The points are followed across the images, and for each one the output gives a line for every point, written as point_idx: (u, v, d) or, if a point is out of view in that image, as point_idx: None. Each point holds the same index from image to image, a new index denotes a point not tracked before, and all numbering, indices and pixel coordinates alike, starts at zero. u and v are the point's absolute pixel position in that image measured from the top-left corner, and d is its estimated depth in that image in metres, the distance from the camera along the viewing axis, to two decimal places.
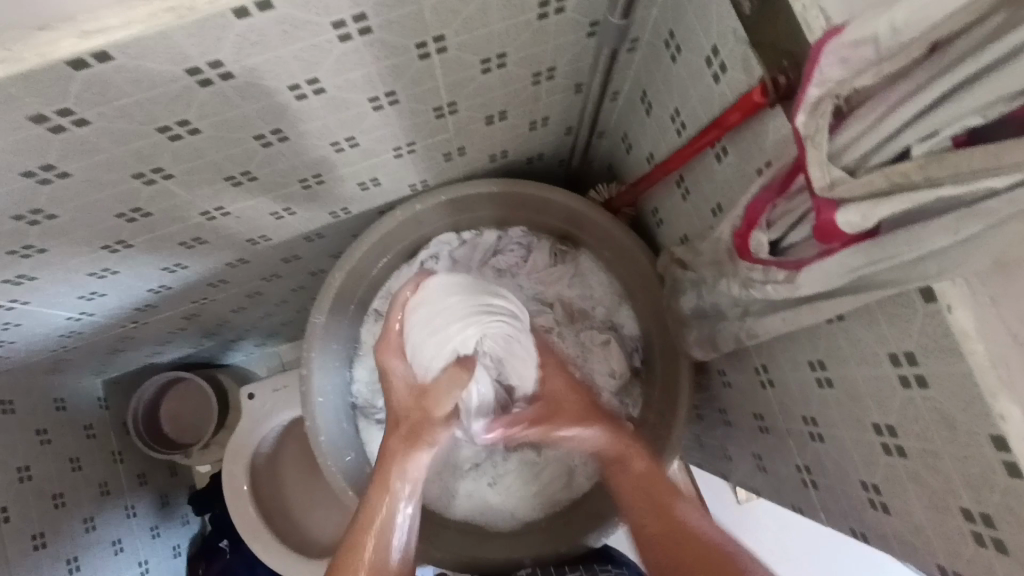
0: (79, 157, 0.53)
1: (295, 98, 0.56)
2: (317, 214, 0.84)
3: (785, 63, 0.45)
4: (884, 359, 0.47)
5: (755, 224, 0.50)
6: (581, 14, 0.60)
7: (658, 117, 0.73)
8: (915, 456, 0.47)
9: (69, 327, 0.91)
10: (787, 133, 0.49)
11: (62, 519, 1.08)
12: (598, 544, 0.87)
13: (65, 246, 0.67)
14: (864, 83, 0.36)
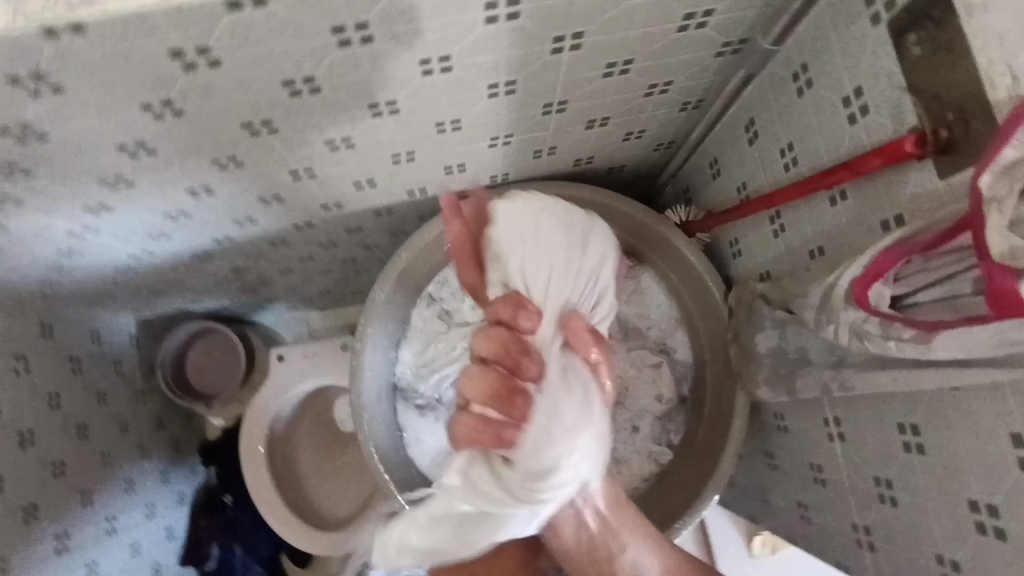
0: (199, 98, 0.52)
1: (421, 72, 0.55)
2: (394, 191, 0.83)
3: (949, 116, 0.43)
4: (1000, 437, 0.45)
5: (881, 276, 0.47)
6: (719, 32, 0.59)
7: (762, 149, 0.70)
8: (1016, 541, 0.45)
9: (126, 262, 0.90)
10: (929, 190, 0.47)
11: (83, 450, 1.08)
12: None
13: (154, 184, 0.67)
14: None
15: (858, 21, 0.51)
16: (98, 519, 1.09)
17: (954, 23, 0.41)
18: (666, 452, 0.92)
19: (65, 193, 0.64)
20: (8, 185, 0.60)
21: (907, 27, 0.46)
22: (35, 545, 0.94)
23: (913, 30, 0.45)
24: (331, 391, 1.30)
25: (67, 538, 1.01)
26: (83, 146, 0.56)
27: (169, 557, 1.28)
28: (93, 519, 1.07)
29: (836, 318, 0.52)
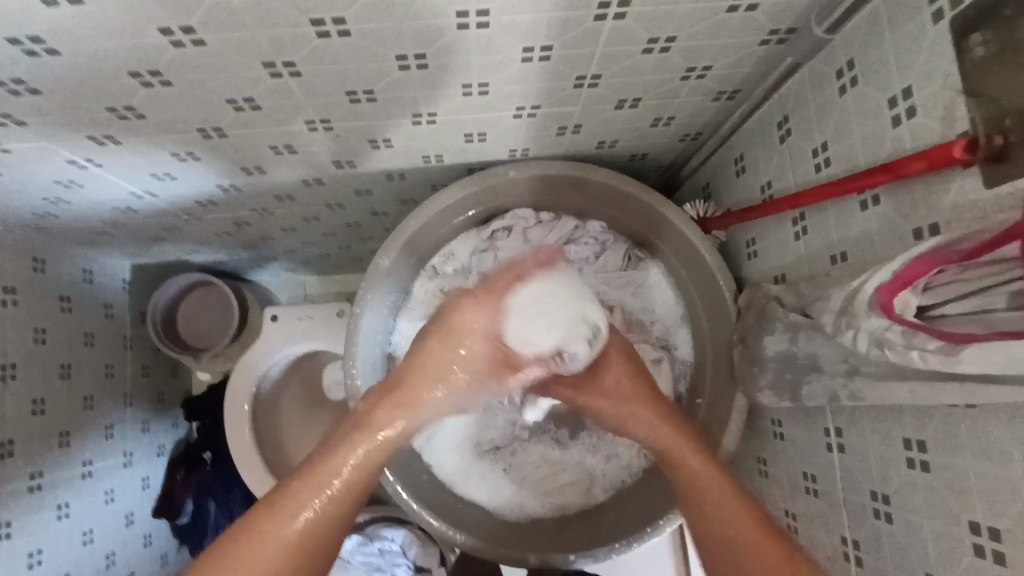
0: (223, 28, 0.50)
1: (457, 25, 0.53)
2: (410, 155, 0.80)
3: (1007, 121, 0.41)
4: (1015, 461, 0.44)
5: (910, 284, 0.46)
6: (769, 19, 0.57)
7: (794, 147, 0.68)
8: (1016, 567, 0.44)
9: (126, 202, 0.87)
10: (974, 201, 0.45)
11: (65, 391, 1.06)
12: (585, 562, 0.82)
13: (164, 120, 0.64)
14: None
15: (918, 18, 0.49)
16: (74, 461, 1.06)
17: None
18: None
19: (69, 118, 0.62)
20: (11, 102, 0.58)
21: (971, 26, 0.44)
22: (7, 481, 0.92)
23: (979, 30, 0.43)
24: (321, 357, 1.27)
25: (41, 476, 0.99)
26: (94, 68, 0.53)
27: (143, 508, 1.25)
28: (68, 461, 1.05)
29: (857, 323, 0.50)
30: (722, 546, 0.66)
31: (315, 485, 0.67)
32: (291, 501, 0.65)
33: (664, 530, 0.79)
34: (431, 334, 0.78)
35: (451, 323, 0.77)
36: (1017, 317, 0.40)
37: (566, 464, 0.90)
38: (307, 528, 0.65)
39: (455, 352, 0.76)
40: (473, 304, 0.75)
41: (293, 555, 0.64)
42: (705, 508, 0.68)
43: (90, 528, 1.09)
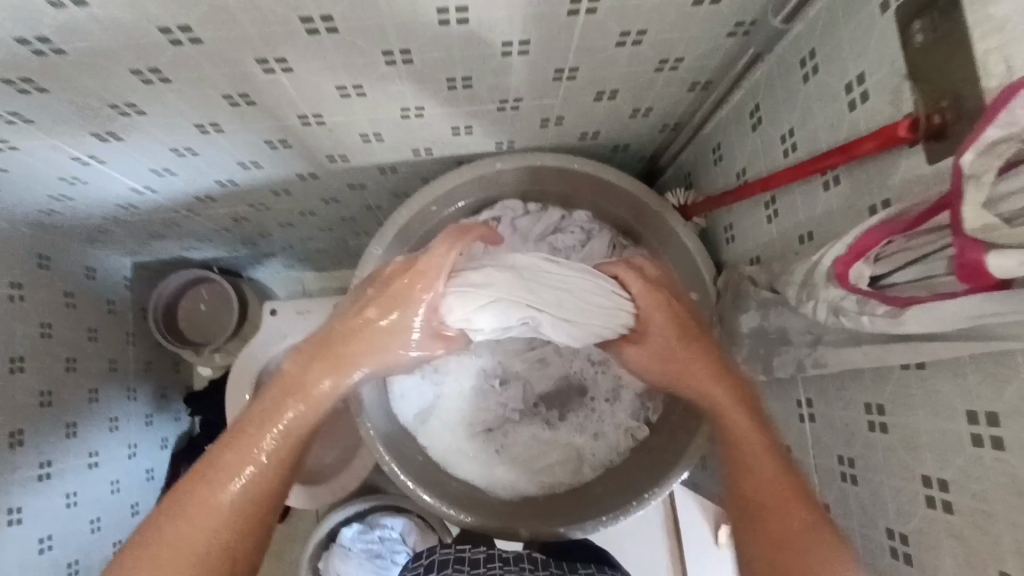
0: (219, 25, 0.53)
1: (438, 21, 0.56)
2: (401, 148, 0.84)
3: (944, 101, 0.45)
4: (959, 415, 0.47)
5: (863, 255, 0.49)
6: (733, 11, 0.61)
7: (765, 134, 0.72)
8: (962, 513, 0.48)
9: (128, 197, 0.90)
10: (919, 176, 0.49)
11: (71, 384, 1.09)
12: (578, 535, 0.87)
13: (164, 116, 0.67)
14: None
15: (868, 7, 0.52)
16: (80, 452, 1.10)
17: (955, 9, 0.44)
18: (642, 429, 0.94)
19: (74, 114, 0.65)
20: (20, 100, 0.61)
21: (912, 15, 0.48)
22: (17, 469, 0.96)
23: (918, 18, 0.47)
24: None
25: (49, 465, 1.02)
26: (97, 66, 0.57)
27: (148, 498, 1.29)
28: (74, 452, 1.08)
29: (818, 294, 0.54)
30: (750, 516, 0.63)
31: (245, 453, 0.65)
32: (220, 472, 0.63)
33: (645, 504, 0.86)
34: (365, 299, 0.75)
35: (390, 292, 0.75)
36: (955, 281, 0.42)
37: (556, 443, 0.94)
38: (239, 496, 0.63)
39: (380, 323, 0.74)
40: (419, 275, 0.75)
41: (223, 527, 0.61)
42: (744, 469, 0.66)
43: (97, 516, 1.12)
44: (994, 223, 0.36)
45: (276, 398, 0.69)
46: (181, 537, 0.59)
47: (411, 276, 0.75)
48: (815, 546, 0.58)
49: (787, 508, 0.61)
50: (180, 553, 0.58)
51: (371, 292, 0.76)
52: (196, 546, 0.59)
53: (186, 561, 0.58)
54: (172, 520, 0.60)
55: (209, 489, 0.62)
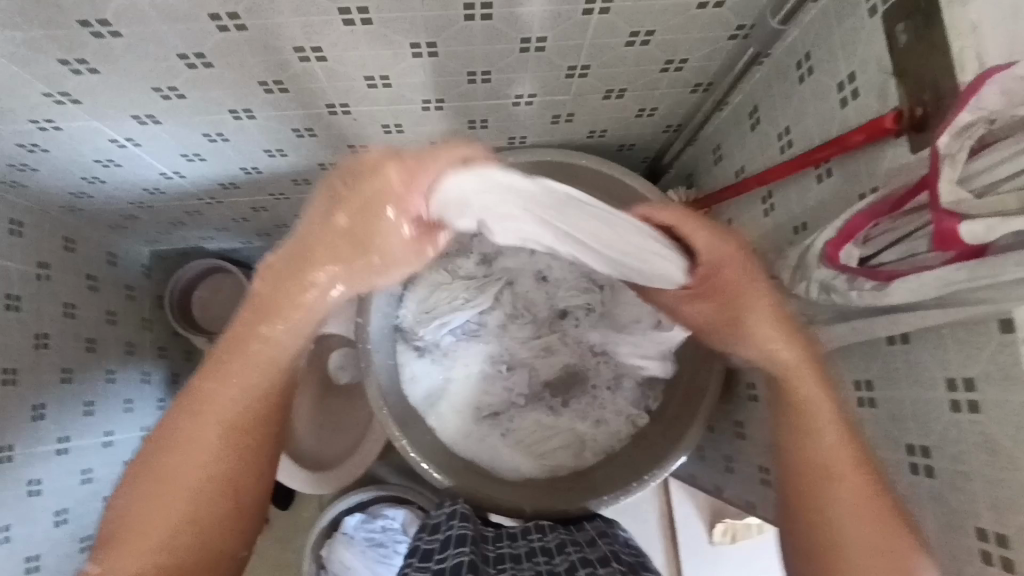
0: (263, 13, 0.58)
1: (464, 16, 0.61)
2: (419, 140, 0.88)
3: (925, 95, 0.49)
4: (939, 384, 0.51)
5: (852, 237, 0.53)
6: (735, 14, 0.65)
7: (763, 132, 0.76)
8: (942, 475, 0.52)
9: (156, 182, 0.95)
10: (904, 164, 0.53)
11: (91, 363, 1.13)
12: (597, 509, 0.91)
13: (202, 101, 0.72)
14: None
15: (858, 12, 0.57)
16: (95, 431, 1.13)
17: (935, 11, 0.48)
18: (642, 416, 0.97)
19: (119, 97, 0.70)
20: (73, 81, 0.66)
21: (897, 18, 0.52)
22: (39, 442, 0.99)
23: (903, 20, 0.51)
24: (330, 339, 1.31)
25: (67, 441, 1.05)
26: (148, 50, 0.61)
27: None
28: (90, 430, 1.11)
29: (809, 274, 0.58)
30: (802, 484, 0.60)
31: (224, 387, 0.62)
32: (203, 404, 0.62)
33: (647, 484, 0.89)
34: (334, 196, 0.55)
35: (357, 188, 0.54)
36: (932, 256, 0.46)
37: (559, 429, 0.97)
38: (224, 429, 0.63)
39: (345, 234, 0.56)
40: (400, 159, 0.53)
41: (210, 461, 0.61)
42: (797, 436, 0.61)
43: (111, 494, 1.16)
44: (966, 198, 0.41)
45: (249, 319, 0.62)
46: (169, 473, 0.60)
47: (387, 163, 0.53)
48: (868, 524, 0.55)
49: (847, 492, 0.56)
50: (171, 487, 0.60)
51: (338, 179, 0.56)
52: (185, 481, 0.60)
53: (180, 489, 0.60)
54: (164, 451, 0.61)
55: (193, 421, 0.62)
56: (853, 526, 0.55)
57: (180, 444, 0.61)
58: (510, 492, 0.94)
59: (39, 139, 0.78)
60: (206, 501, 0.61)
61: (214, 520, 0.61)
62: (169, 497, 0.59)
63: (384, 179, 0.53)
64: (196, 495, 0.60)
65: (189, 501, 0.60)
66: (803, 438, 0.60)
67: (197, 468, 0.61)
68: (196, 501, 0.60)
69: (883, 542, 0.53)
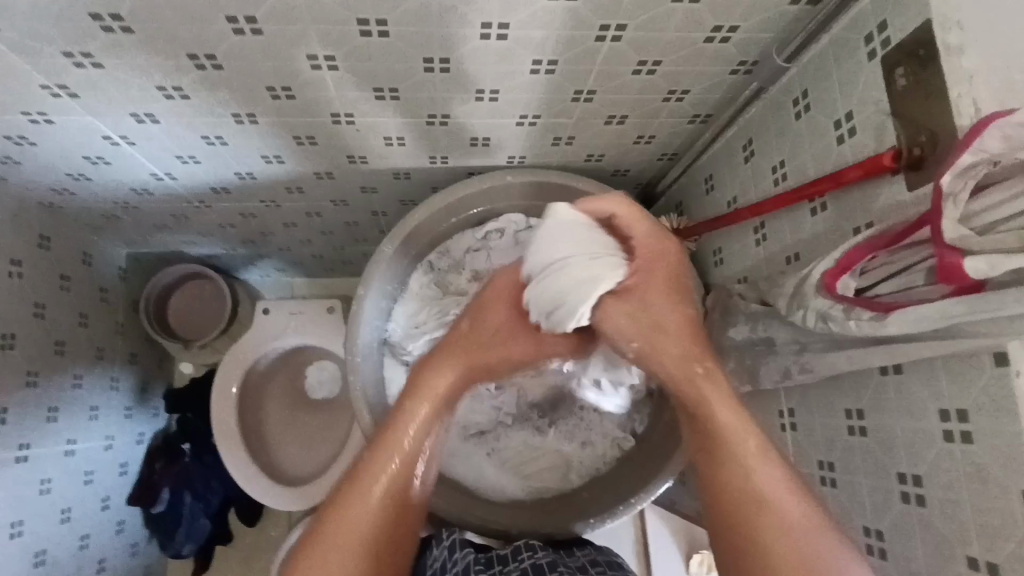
0: (280, 18, 0.58)
1: (479, 35, 0.62)
2: (419, 155, 0.89)
3: (923, 138, 0.52)
4: (932, 414, 0.53)
5: (849, 269, 0.55)
6: (738, 50, 0.68)
7: (756, 165, 0.79)
8: (933, 503, 0.53)
9: (145, 183, 0.93)
10: (900, 202, 0.56)
11: (58, 366, 1.08)
12: (581, 532, 0.90)
13: (206, 102, 0.71)
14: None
15: (857, 55, 0.60)
16: (58, 439, 1.08)
17: (932, 58, 0.51)
18: (628, 440, 0.97)
19: (121, 94, 0.68)
20: (74, 74, 0.64)
21: (896, 63, 0.55)
22: None
23: (902, 64, 0.54)
24: (308, 350, 1.32)
25: (27, 448, 1.00)
26: (158, 48, 0.61)
27: (119, 493, 1.26)
28: (52, 438, 1.06)
29: (806, 303, 0.59)
30: (728, 516, 0.59)
31: (390, 451, 0.72)
32: (368, 470, 0.70)
33: (633, 508, 0.88)
34: (476, 316, 0.81)
35: (484, 315, 0.81)
36: (929, 290, 0.49)
37: (545, 449, 0.97)
38: (387, 491, 0.69)
39: (466, 334, 0.81)
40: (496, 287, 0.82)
41: (376, 520, 0.67)
42: (725, 500, 0.60)
43: (68, 506, 1.10)
44: (967, 235, 0.42)
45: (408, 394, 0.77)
46: (342, 534, 0.65)
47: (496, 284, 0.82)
48: (789, 535, 0.56)
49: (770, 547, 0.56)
50: (350, 543, 0.65)
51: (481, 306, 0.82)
52: (376, 514, 0.68)
53: (357, 544, 0.65)
54: (343, 514, 0.67)
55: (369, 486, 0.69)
56: (782, 546, 0.55)
57: (354, 503, 0.68)
58: (502, 511, 0.94)
59: (29, 132, 0.76)
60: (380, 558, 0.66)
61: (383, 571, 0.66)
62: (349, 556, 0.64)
63: (502, 283, 0.82)
64: (389, 527, 0.68)
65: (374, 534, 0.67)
66: (730, 495, 0.60)
67: (367, 520, 0.67)
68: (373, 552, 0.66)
69: (802, 549, 0.55)
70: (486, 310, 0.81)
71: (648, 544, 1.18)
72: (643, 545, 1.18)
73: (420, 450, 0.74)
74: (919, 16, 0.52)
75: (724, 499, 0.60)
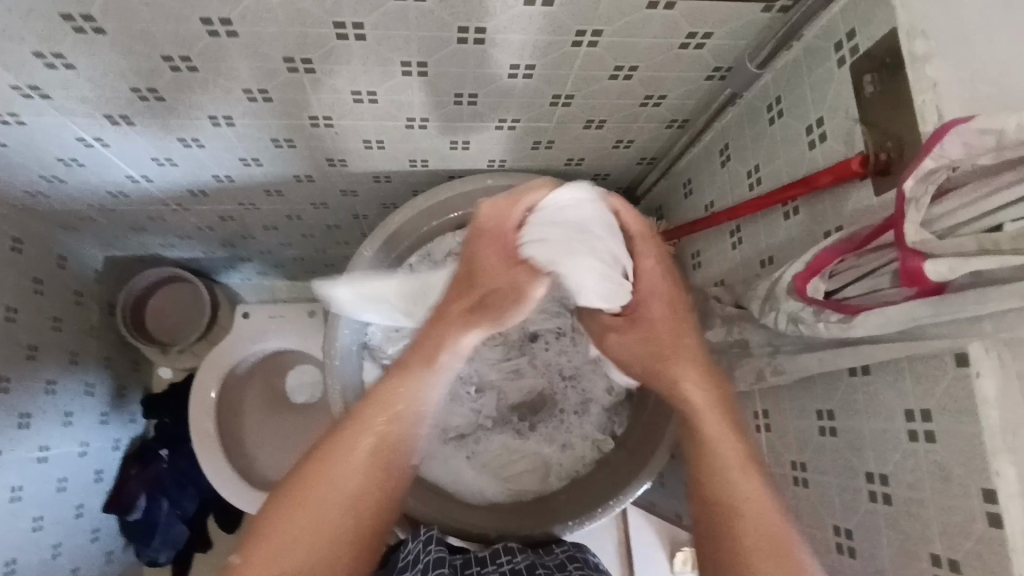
0: (255, 21, 0.58)
1: (457, 39, 0.62)
2: (399, 157, 0.88)
3: (889, 144, 0.53)
4: (898, 414, 0.54)
5: (819, 272, 0.56)
6: (713, 56, 0.69)
7: (732, 170, 0.80)
8: (898, 502, 0.54)
9: (121, 185, 0.92)
10: (868, 206, 0.57)
11: (31, 371, 1.06)
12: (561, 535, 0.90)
13: (181, 104, 0.70)
14: (982, 163, 0.42)
15: (828, 62, 0.61)
16: (29, 445, 1.06)
17: (898, 66, 0.52)
18: (608, 442, 0.98)
19: (94, 95, 0.68)
20: (45, 75, 0.64)
21: (864, 70, 0.56)
22: None
23: (869, 72, 0.56)
24: (289, 354, 1.30)
25: None
26: (131, 49, 0.60)
27: (94, 500, 1.24)
28: (23, 444, 1.04)
29: (778, 305, 0.61)
30: (711, 511, 0.65)
31: (380, 412, 0.73)
32: (357, 429, 0.73)
33: (613, 510, 0.89)
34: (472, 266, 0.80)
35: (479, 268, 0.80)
36: (894, 292, 0.50)
37: (525, 452, 0.97)
38: (373, 451, 0.72)
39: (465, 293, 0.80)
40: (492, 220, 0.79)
41: (358, 481, 0.70)
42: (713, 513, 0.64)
43: (40, 515, 1.08)
44: (929, 239, 0.43)
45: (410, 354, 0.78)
46: (321, 489, 0.68)
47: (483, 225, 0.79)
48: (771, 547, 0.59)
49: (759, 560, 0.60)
50: (329, 497, 0.68)
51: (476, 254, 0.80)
52: (359, 472, 0.70)
53: (338, 500, 0.68)
54: (325, 468, 0.69)
55: (358, 443, 0.72)
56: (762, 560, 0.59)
57: (339, 458, 0.70)
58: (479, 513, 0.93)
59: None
60: (358, 517, 0.69)
61: (357, 531, 0.69)
62: (325, 514, 0.67)
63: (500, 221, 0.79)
64: (367, 501, 0.71)
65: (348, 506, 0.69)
66: (721, 510, 0.64)
67: (349, 479, 0.69)
68: (352, 510, 0.69)
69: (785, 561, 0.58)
70: (481, 254, 0.80)
71: (628, 546, 1.18)
72: (624, 547, 1.18)
73: (411, 412, 0.75)
74: (886, 26, 0.54)
75: (712, 499, 0.65)
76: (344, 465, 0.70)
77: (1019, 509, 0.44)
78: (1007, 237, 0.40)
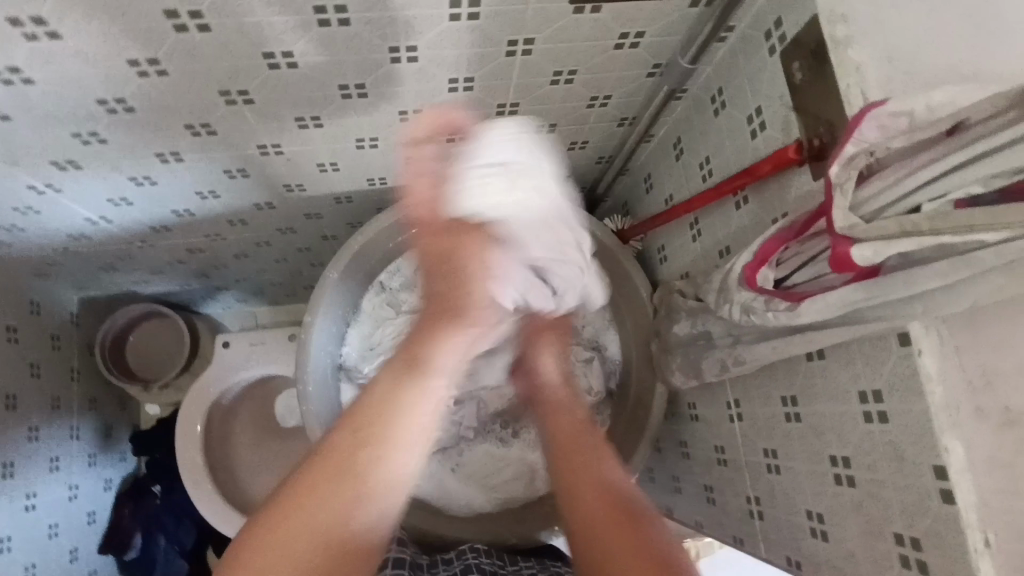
0: (184, 57, 0.58)
1: (390, 59, 0.62)
2: (356, 177, 0.88)
3: (821, 129, 0.54)
4: (853, 396, 0.54)
5: (766, 261, 0.55)
6: (650, 54, 0.69)
7: (686, 163, 0.81)
8: (861, 484, 0.54)
9: (81, 228, 0.92)
10: (809, 191, 0.57)
11: (11, 420, 1.06)
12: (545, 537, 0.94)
13: (126, 145, 0.70)
14: (899, 145, 0.43)
15: (760, 52, 0.62)
16: (16, 494, 1.05)
17: (823, 51, 0.53)
18: None
19: (36, 143, 0.67)
20: None
21: (793, 58, 0.57)
22: None
23: (797, 59, 0.56)
24: (273, 379, 1.30)
25: None
26: (65, 96, 0.60)
27: (89, 543, 1.24)
28: (10, 494, 1.04)
29: (731, 297, 0.61)
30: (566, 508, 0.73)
31: (358, 440, 0.59)
32: (332, 464, 0.58)
33: None
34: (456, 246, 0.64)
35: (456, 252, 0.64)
36: (834, 276, 0.50)
37: (509, 459, 0.97)
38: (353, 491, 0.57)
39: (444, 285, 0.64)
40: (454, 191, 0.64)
41: (329, 529, 0.56)
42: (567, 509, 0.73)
43: (33, 562, 1.07)
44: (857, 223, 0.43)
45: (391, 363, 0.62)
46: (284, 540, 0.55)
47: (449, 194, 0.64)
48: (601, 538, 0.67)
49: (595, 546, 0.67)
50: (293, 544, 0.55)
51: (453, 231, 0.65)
52: (334, 520, 0.56)
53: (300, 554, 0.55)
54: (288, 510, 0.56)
55: (327, 479, 0.57)
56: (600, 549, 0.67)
57: (309, 497, 0.57)
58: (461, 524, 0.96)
59: None
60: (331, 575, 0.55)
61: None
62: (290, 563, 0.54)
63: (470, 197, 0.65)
64: (365, 534, 0.58)
65: (342, 534, 0.57)
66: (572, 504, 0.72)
67: (319, 525, 0.56)
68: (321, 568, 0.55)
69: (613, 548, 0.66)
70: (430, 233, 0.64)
71: None
72: None
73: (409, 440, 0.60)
74: (808, 12, 0.54)
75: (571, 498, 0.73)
76: (330, 490, 0.57)
77: (969, 483, 0.44)
78: (926, 218, 0.40)
